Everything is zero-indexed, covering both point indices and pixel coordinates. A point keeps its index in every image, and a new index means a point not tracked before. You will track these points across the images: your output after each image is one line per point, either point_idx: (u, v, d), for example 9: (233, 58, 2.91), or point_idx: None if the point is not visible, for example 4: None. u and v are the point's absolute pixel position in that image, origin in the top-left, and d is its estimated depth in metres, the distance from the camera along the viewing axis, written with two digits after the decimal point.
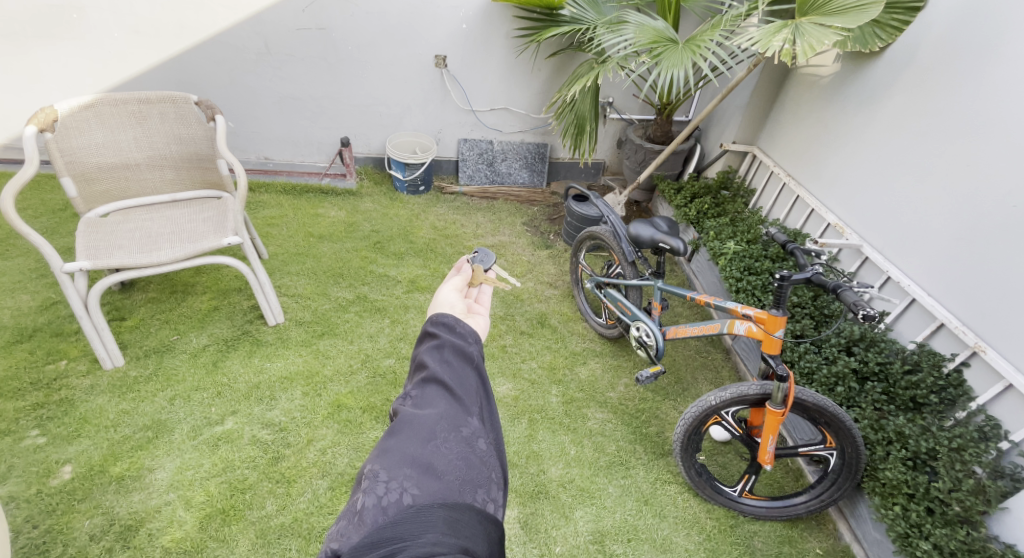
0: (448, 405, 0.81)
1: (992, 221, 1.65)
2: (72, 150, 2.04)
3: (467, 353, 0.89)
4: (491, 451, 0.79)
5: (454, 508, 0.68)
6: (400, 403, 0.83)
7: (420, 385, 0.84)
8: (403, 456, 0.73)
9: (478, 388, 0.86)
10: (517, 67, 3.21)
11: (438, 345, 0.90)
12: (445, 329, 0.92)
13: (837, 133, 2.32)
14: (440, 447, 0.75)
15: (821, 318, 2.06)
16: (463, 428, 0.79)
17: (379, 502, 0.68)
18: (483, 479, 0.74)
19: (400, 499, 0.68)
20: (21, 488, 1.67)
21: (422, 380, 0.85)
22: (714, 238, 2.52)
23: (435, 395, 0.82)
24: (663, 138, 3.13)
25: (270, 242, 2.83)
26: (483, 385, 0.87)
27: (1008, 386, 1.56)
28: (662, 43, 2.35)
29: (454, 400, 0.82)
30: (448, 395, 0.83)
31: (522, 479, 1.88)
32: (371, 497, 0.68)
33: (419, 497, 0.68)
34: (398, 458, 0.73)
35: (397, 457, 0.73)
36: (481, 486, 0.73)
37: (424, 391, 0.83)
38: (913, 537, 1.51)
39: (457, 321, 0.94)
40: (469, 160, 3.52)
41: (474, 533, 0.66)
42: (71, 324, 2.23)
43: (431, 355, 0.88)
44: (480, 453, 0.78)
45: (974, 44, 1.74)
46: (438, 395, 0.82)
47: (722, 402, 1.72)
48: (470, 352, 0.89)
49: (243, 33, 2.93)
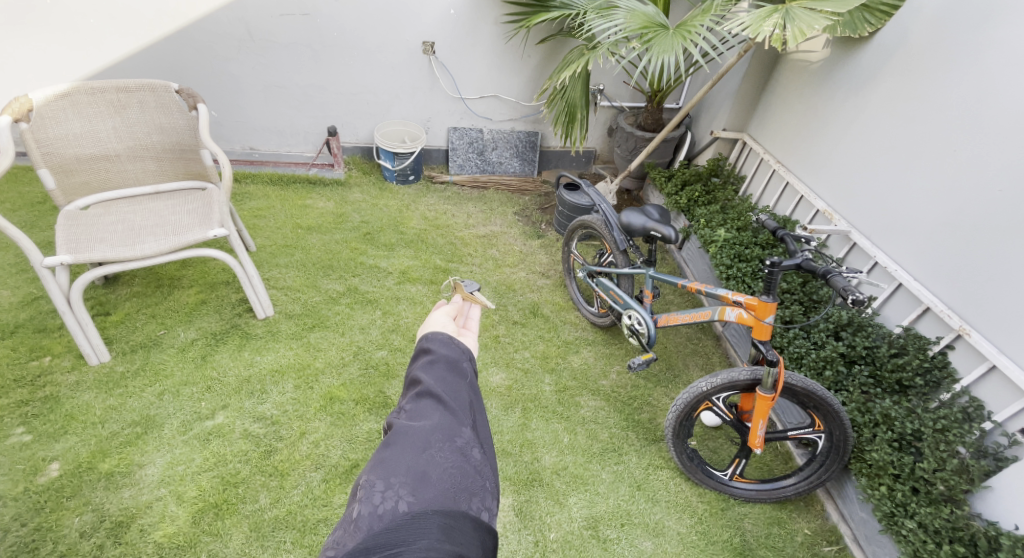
0: (442, 416, 0.81)
1: (979, 206, 1.67)
2: (49, 141, 1.98)
3: (460, 368, 0.90)
4: (485, 460, 0.79)
5: (448, 515, 0.68)
6: (394, 416, 0.83)
7: (414, 399, 0.84)
8: (398, 465, 0.73)
9: (470, 399, 0.87)
10: (506, 54, 3.17)
11: (431, 360, 0.90)
12: (439, 345, 0.93)
13: (826, 120, 2.32)
14: (434, 456, 0.75)
15: (810, 304, 2.08)
16: (457, 438, 0.79)
17: (375, 510, 0.68)
18: (478, 488, 0.74)
19: (395, 506, 0.68)
20: (7, 487, 1.65)
21: (416, 394, 0.84)
22: (705, 225, 2.54)
23: (430, 407, 0.82)
24: (654, 126, 3.13)
25: (258, 233, 2.79)
26: (474, 397, 0.88)
27: (992, 367, 1.59)
28: (653, 28, 2.33)
29: (448, 411, 0.82)
30: (441, 407, 0.82)
31: (517, 467, 1.90)
32: (367, 505, 0.68)
33: (414, 504, 0.68)
34: (392, 467, 0.73)
35: (392, 467, 0.72)
36: (475, 494, 0.73)
37: (418, 404, 0.83)
38: (898, 516, 1.56)
39: (450, 336, 0.95)
40: (459, 149, 3.50)
41: (469, 539, 0.66)
42: (54, 320, 2.18)
43: (425, 370, 0.88)
44: (474, 461, 0.77)
45: (962, 29, 1.75)
46: (432, 407, 0.82)
47: (713, 388, 1.74)
48: (463, 367, 0.91)
49: (225, 18, 2.86)
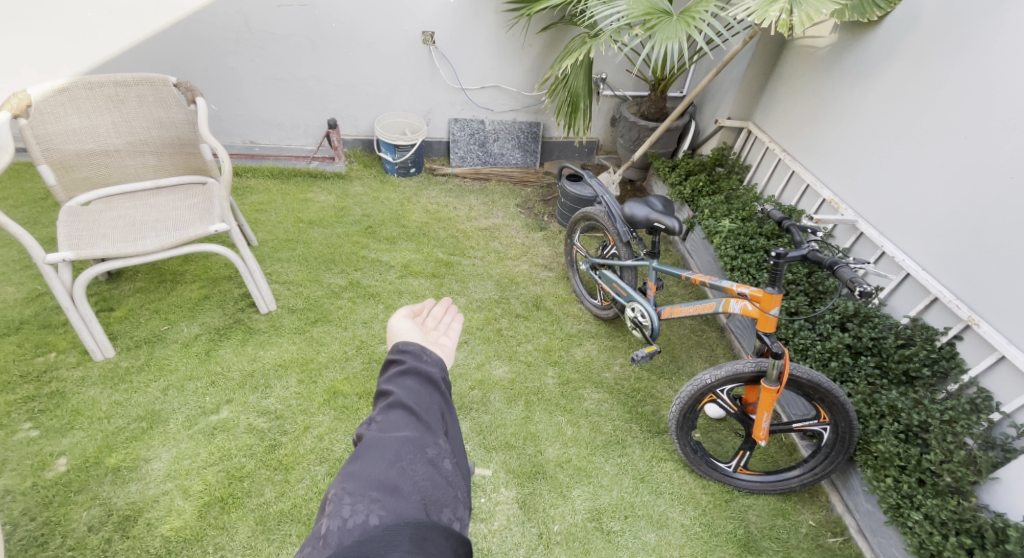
0: (414, 429, 0.81)
1: (990, 194, 1.64)
2: (49, 136, 1.97)
3: (433, 379, 0.90)
4: (457, 470, 0.79)
5: (420, 526, 0.68)
6: (364, 427, 0.82)
7: (384, 410, 0.83)
8: (368, 478, 0.72)
9: (442, 411, 0.87)
10: (507, 43, 3.14)
11: (402, 371, 0.90)
12: (410, 357, 0.93)
13: (832, 107, 2.28)
14: (406, 468, 0.74)
15: (815, 294, 2.06)
16: (429, 449, 0.79)
17: (344, 524, 0.67)
18: (449, 498, 0.74)
19: (366, 520, 0.67)
20: (15, 482, 1.67)
21: (387, 405, 0.84)
22: (709, 216, 2.52)
23: (401, 419, 0.81)
24: (657, 115, 3.10)
25: (260, 228, 2.79)
26: (446, 408, 0.88)
27: (1001, 358, 1.56)
28: (656, 15, 2.29)
29: (419, 424, 0.82)
30: (413, 419, 0.82)
31: (520, 459, 1.90)
32: (336, 520, 0.67)
33: (385, 517, 0.68)
34: (362, 479, 0.72)
35: (362, 480, 0.72)
36: (447, 505, 0.73)
37: (389, 415, 0.82)
38: (904, 507, 1.55)
39: (423, 348, 0.95)
40: (461, 141, 3.47)
41: (440, 550, 0.66)
42: (59, 316, 2.20)
43: (393, 383, 0.88)
44: (445, 472, 0.77)
45: (974, 12, 1.71)
46: (403, 419, 0.82)
47: (717, 380, 1.73)
48: (435, 379, 0.90)
49: (222, 10, 2.84)
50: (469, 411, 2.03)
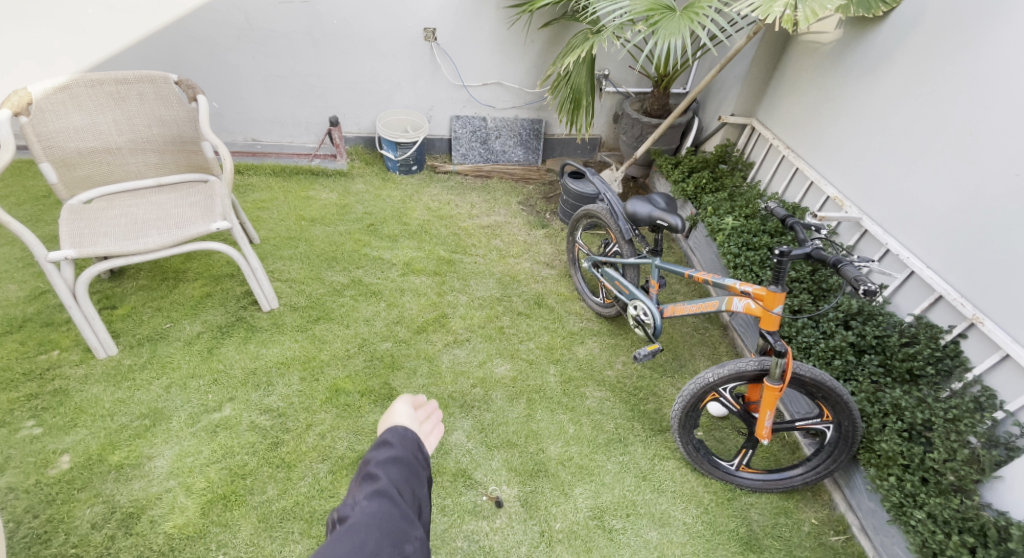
0: (395, 518, 0.81)
1: (995, 191, 1.62)
2: (50, 134, 1.97)
3: (416, 471, 0.92)
4: None
5: None
6: (343, 510, 0.82)
7: (369, 495, 0.83)
8: None
9: (419, 504, 0.89)
10: (509, 39, 3.12)
11: (391, 457, 0.91)
12: (399, 443, 0.94)
13: (837, 104, 2.27)
14: None
15: (819, 293, 2.05)
16: (407, 544, 0.79)
17: None
18: None
19: None
20: (19, 479, 1.67)
21: (372, 489, 0.84)
22: (712, 213, 2.50)
23: (385, 506, 0.82)
24: (660, 112, 3.08)
25: (261, 226, 2.79)
26: (423, 504, 0.90)
27: (1005, 356, 1.55)
28: (659, 11, 2.27)
29: (401, 513, 0.83)
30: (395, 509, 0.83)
31: (522, 458, 1.90)
32: None
33: None
34: None
35: None
36: None
37: (370, 502, 0.82)
38: (907, 506, 1.54)
39: (413, 435, 0.97)
40: (462, 138, 3.46)
41: None
42: (61, 314, 2.20)
43: (382, 468, 0.89)
44: None
45: (980, 7, 1.69)
46: (386, 506, 0.83)
47: (720, 379, 1.72)
48: (418, 471, 0.93)
49: (223, 7, 2.83)
50: (471, 409, 2.03)
